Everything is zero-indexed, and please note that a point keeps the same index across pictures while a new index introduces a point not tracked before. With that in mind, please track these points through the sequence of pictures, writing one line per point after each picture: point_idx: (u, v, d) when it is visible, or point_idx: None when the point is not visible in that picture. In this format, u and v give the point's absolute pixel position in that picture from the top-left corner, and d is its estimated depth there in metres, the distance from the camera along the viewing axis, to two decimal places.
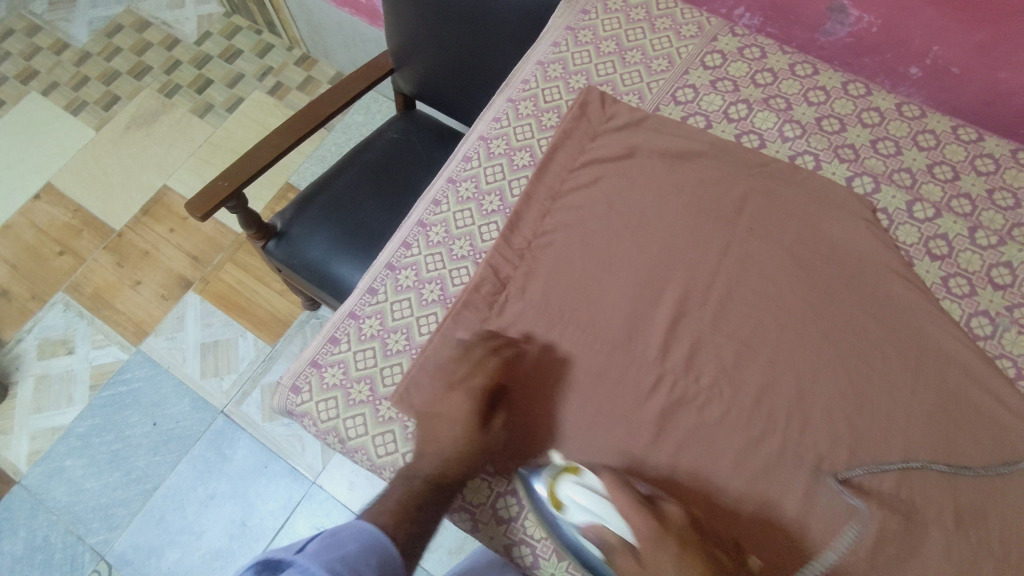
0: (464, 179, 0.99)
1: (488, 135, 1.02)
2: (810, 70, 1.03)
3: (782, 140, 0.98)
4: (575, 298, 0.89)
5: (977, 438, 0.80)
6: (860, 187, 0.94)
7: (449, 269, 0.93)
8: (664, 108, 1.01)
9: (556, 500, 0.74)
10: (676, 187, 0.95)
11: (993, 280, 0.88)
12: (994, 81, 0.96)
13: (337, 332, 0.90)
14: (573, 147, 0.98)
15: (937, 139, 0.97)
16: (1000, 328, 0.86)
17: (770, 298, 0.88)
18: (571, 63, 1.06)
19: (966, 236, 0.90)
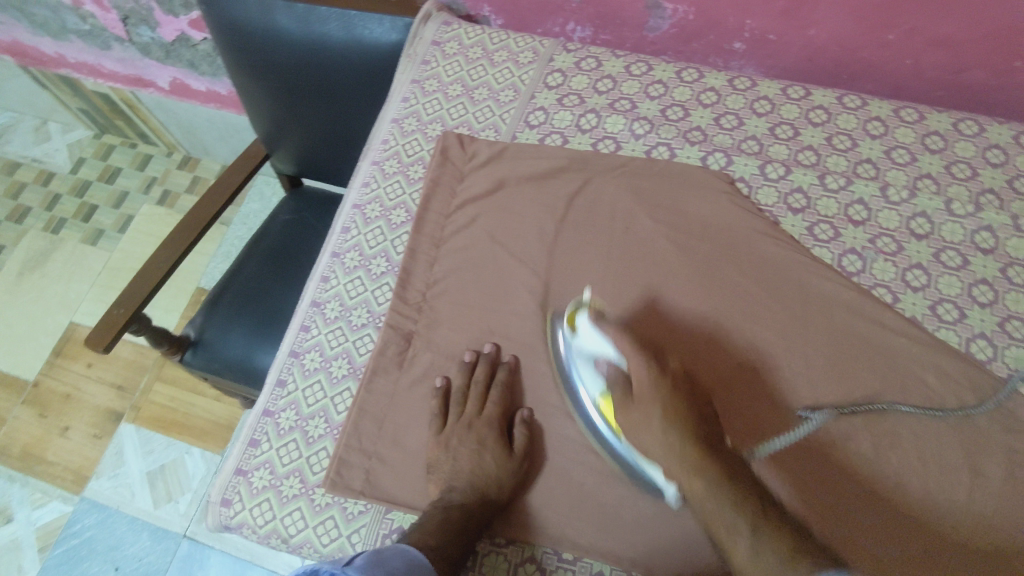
0: (347, 250, 1.00)
1: (361, 202, 1.04)
2: (645, 67, 1.08)
3: (637, 138, 1.03)
4: (478, 335, 0.91)
5: (876, 369, 0.85)
6: (715, 164, 1.00)
7: (352, 340, 0.93)
8: (520, 135, 1.05)
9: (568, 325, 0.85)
10: (548, 206, 0.98)
11: (851, 219, 0.94)
12: (806, 38, 1.03)
13: (255, 434, 0.89)
14: (444, 193, 1.01)
15: (772, 103, 1.03)
16: (868, 260, 0.92)
17: (660, 288, 0.91)
18: (424, 114, 1.09)
19: (817, 184, 0.97)
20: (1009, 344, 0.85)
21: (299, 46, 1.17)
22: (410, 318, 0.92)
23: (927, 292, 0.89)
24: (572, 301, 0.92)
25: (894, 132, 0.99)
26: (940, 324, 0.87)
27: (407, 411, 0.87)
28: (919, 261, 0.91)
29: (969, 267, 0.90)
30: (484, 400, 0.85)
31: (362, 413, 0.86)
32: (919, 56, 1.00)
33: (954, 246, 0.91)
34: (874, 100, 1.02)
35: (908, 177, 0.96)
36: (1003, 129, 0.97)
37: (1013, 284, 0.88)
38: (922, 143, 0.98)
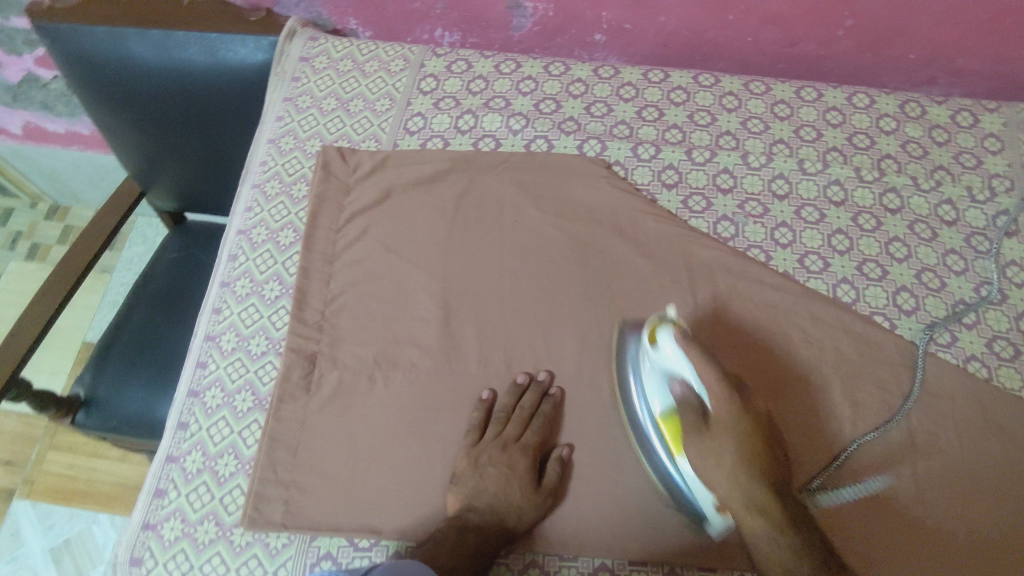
0: (236, 278, 0.97)
1: (245, 228, 1.01)
2: (514, 65, 1.12)
3: (516, 133, 1.06)
4: (381, 345, 0.89)
5: (770, 331, 0.89)
6: (592, 150, 1.04)
7: (254, 370, 0.90)
8: (402, 142, 1.06)
9: (650, 336, 0.79)
10: (439, 210, 0.99)
11: (721, 187, 1.01)
12: (657, 23, 1.10)
13: (160, 483, 0.84)
14: (332, 208, 0.99)
15: (636, 89, 1.09)
16: (741, 224, 0.98)
17: (554, 276, 0.94)
18: (300, 131, 1.08)
19: (686, 158, 1.03)
20: (867, 285, 0.93)
21: (157, 77, 1.14)
22: (312, 338, 0.90)
23: (794, 247, 0.96)
24: (473, 299, 0.92)
25: (747, 105, 1.07)
26: (807, 275, 0.94)
27: (322, 433, 0.84)
28: (784, 220, 0.98)
29: (825, 220, 0.98)
30: (526, 426, 0.83)
31: (274, 442, 0.83)
32: (758, 33, 1.09)
33: (811, 203, 0.99)
34: (726, 77, 1.10)
35: (764, 143, 1.04)
36: (836, 92, 1.08)
37: (865, 231, 0.97)
38: (772, 112, 1.07)
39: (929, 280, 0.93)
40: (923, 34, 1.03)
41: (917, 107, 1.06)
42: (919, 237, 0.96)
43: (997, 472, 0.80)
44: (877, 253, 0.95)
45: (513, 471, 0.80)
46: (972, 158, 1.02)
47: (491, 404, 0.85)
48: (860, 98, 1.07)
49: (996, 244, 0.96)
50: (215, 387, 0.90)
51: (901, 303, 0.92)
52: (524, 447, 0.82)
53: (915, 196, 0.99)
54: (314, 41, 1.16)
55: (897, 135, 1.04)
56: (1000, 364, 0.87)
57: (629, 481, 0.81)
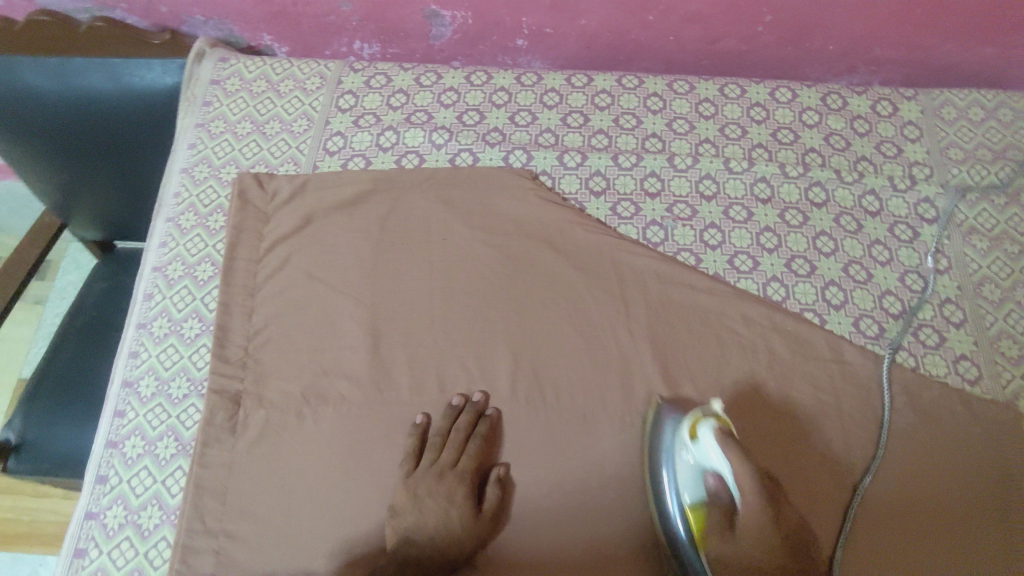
0: (153, 318, 0.78)
1: (160, 264, 0.82)
2: (434, 76, 0.93)
3: (418, 151, 0.87)
4: (256, 391, 0.71)
5: (709, 341, 0.74)
6: (513, 161, 0.86)
7: (177, 414, 0.73)
8: (322, 165, 0.88)
9: (689, 430, 0.62)
10: (343, 216, 0.81)
11: (646, 190, 0.84)
12: (576, 25, 0.94)
13: (92, 505, 0.69)
14: (241, 226, 0.80)
15: (560, 95, 0.91)
16: (669, 226, 0.82)
17: (478, 311, 0.75)
18: (214, 158, 0.88)
19: (613, 164, 0.86)
20: (796, 281, 0.78)
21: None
22: (234, 376, 0.71)
23: (722, 248, 0.80)
24: (386, 342, 0.73)
25: (670, 105, 0.90)
26: (736, 279, 0.79)
27: (249, 482, 0.67)
28: (712, 221, 0.82)
29: (752, 215, 0.82)
30: (463, 451, 0.67)
31: (200, 490, 0.66)
32: (679, 32, 0.93)
33: (738, 202, 0.83)
34: (650, 77, 0.92)
35: (690, 145, 0.87)
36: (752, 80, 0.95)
37: (796, 229, 0.81)
38: (697, 111, 0.90)
39: (854, 273, 0.79)
40: (851, 27, 0.89)
41: (837, 99, 0.90)
42: (832, 232, 0.81)
43: (958, 442, 0.69)
44: (803, 248, 0.80)
45: (452, 502, 0.64)
46: (892, 146, 0.87)
47: (425, 429, 0.69)
48: (781, 91, 0.90)
49: (918, 231, 0.81)
50: (134, 440, 0.72)
51: (829, 299, 0.77)
52: (463, 473, 0.66)
53: (839, 188, 0.83)
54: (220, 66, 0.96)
55: (820, 128, 0.88)
56: (925, 351, 0.74)
57: (598, 496, 0.67)
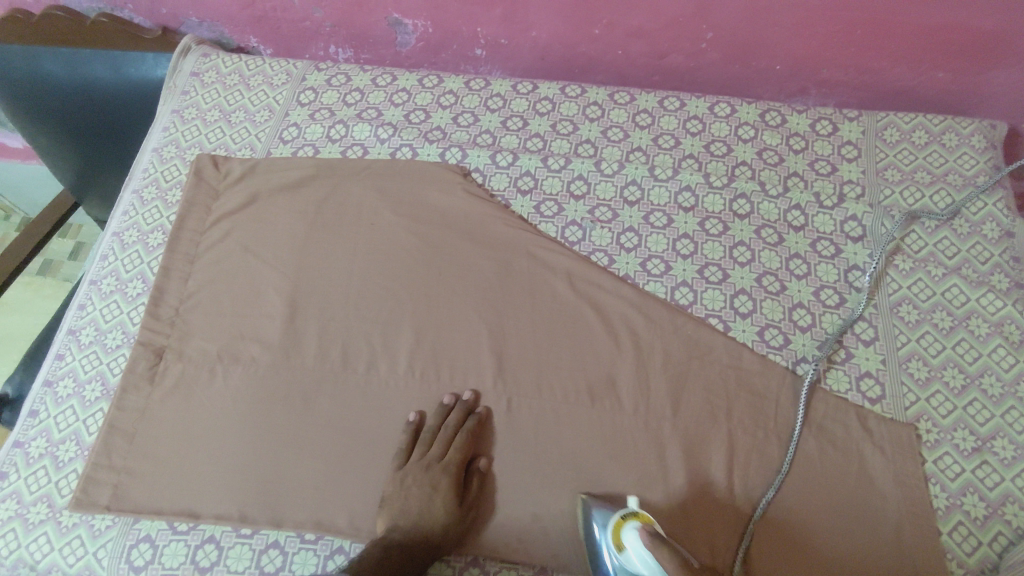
0: (104, 275, 0.82)
1: (118, 229, 0.85)
2: (532, 85, 0.91)
3: (502, 174, 0.85)
4: (249, 344, 0.76)
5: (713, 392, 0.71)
6: (578, 191, 0.83)
7: (106, 363, 0.77)
8: (370, 152, 0.87)
9: (614, 540, 0.59)
10: (389, 203, 0.83)
11: (705, 233, 0.79)
12: (699, 52, 0.89)
13: (33, 404, 0.76)
14: (294, 194, 0.84)
15: (652, 116, 0.87)
16: (727, 268, 0.77)
17: (489, 313, 0.77)
18: (286, 133, 0.90)
19: (701, 228, 0.79)
20: (828, 367, 0.71)
21: (112, 91, 1.04)
22: (161, 332, 0.77)
23: (753, 318, 0.74)
24: (396, 333, 0.76)
25: (762, 137, 0.85)
26: (764, 352, 0.73)
27: (162, 425, 0.72)
28: (802, 300, 0.75)
29: (814, 275, 0.76)
30: (451, 444, 0.69)
31: (111, 431, 0.72)
32: (833, 62, 0.86)
33: (775, 271, 0.77)
34: (792, 112, 0.86)
35: (779, 210, 0.80)
36: (905, 115, 0.85)
37: (862, 312, 0.74)
38: (798, 160, 0.83)
39: (914, 370, 0.71)
40: (1008, 92, 0.85)
41: (983, 140, 0.82)
42: (919, 306, 0.74)
43: (927, 540, 0.62)
44: (841, 331, 0.73)
45: (435, 490, 0.66)
46: (999, 227, 0.77)
47: (417, 427, 0.71)
48: (918, 134, 0.83)
49: (1001, 322, 0.72)
50: (58, 380, 0.77)
51: (864, 391, 0.70)
52: (448, 466, 0.67)
53: (920, 283, 0.75)
54: (362, 59, 1.03)
55: (920, 217, 0.78)
56: (965, 473, 0.66)
57: (505, 494, 0.68)
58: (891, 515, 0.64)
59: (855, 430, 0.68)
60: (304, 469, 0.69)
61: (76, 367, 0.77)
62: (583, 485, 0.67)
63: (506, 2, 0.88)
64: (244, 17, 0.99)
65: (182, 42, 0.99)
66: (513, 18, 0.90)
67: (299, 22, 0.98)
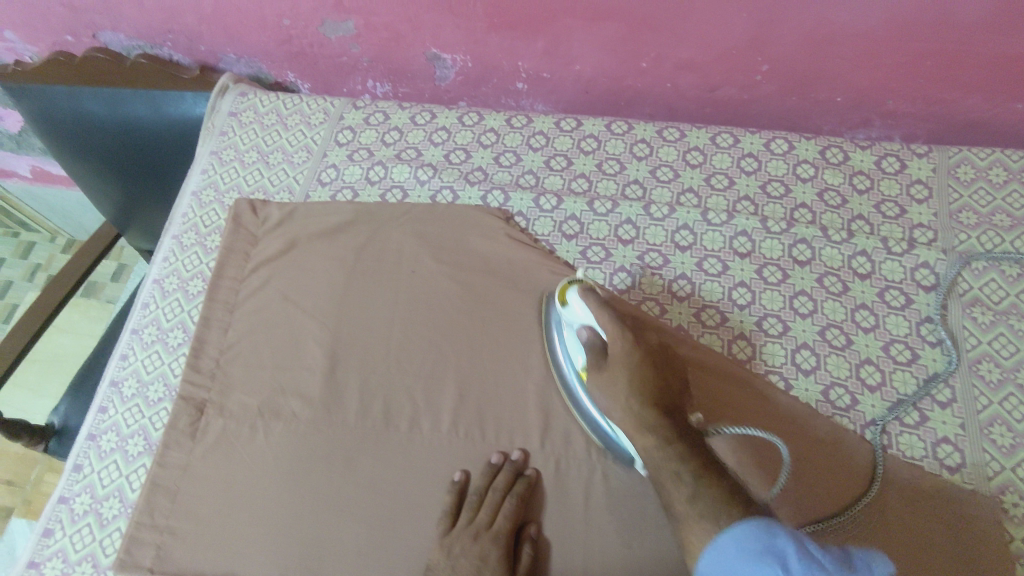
0: (146, 324, 0.81)
1: (158, 277, 0.84)
2: (575, 122, 0.88)
3: (547, 217, 0.81)
4: (289, 399, 0.74)
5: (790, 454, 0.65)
6: (627, 236, 0.79)
7: (148, 416, 0.75)
8: (409, 195, 0.85)
9: (559, 299, 0.69)
10: (430, 249, 0.81)
11: (763, 281, 0.75)
12: (753, 85, 0.84)
13: (77, 458, 0.74)
14: (334, 239, 0.82)
15: (704, 154, 0.83)
16: (788, 320, 0.72)
17: (534, 367, 0.73)
18: (324, 176, 0.88)
19: (758, 276, 0.75)
20: (901, 431, 0.66)
21: (151, 130, 1.04)
22: (201, 385, 0.75)
23: (817, 375, 0.70)
24: (439, 388, 0.73)
25: (823, 175, 0.80)
26: (830, 413, 0.68)
27: (203, 482, 0.70)
28: (869, 355, 0.70)
29: (882, 327, 0.71)
30: (500, 510, 0.66)
31: (153, 489, 0.70)
32: (900, 93, 0.81)
33: (839, 325, 0.72)
34: (855, 148, 0.81)
35: (843, 256, 0.75)
36: (979, 151, 0.79)
37: (936, 371, 0.68)
38: (862, 200, 0.78)
39: (997, 436, 0.65)
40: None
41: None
42: (1001, 363, 0.68)
43: None
44: (914, 392, 0.68)
45: (484, 563, 0.63)
46: None
47: (463, 486, 0.68)
48: (995, 171, 0.77)
49: None
50: (102, 433, 0.75)
51: (942, 458, 0.65)
52: (497, 535, 0.65)
53: (1001, 338, 0.69)
54: (399, 94, 1.01)
55: (996, 265, 0.73)
56: None
57: (557, 565, 0.65)
58: None
59: (942, 506, 0.62)
60: (348, 533, 0.67)
61: (119, 419, 0.76)
62: (642, 558, 0.64)
63: (550, 36, 0.84)
64: (281, 53, 0.98)
65: (220, 81, 0.98)
66: (556, 52, 0.87)
67: (337, 58, 0.96)
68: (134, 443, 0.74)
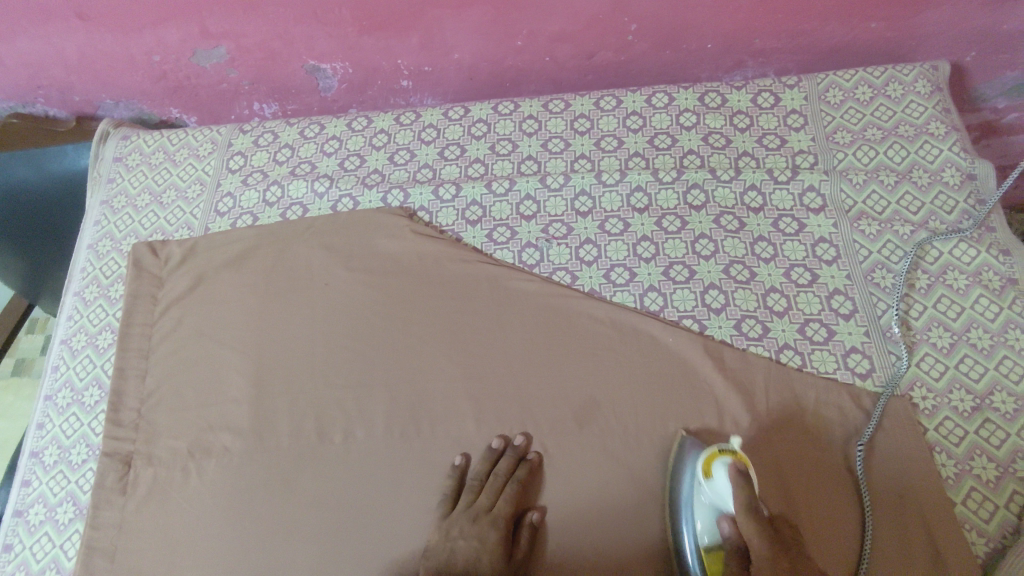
0: (58, 387, 0.79)
1: (65, 337, 0.82)
2: (463, 109, 0.88)
3: (448, 207, 0.82)
4: (218, 434, 0.72)
5: (708, 388, 0.68)
6: (529, 212, 0.80)
7: (75, 479, 0.73)
8: (310, 209, 0.84)
9: (703, 467, 0.59)
10: (338, 258, 0.80)
11: (664, 231, 0.77)
12: (627, 45, 0.86)
13: (5, 537, 0.71)
14: (241, 266, 0.81)
15: (591, 119, 0.85)
16: (693, 264, 0.75)
17: (457, 355, 0.74)
18: (222, 206, 0.87)
19: (658, 227, 0.77)
20: (812, 349, 0.69)
21: (37, 191, 1.01)
22: (125, 438, 0.73)
23: (728, 311, 0.72)
24: (368, 396, 0.73)
25: (705, 120, 0.82)
26: (745, 345, 0.70)
27: (141, 534, 0.69)
28: (774, 284, 0.72)
29: (781, 255, 0.74)
30: (501, 493, 0.65)
31: (90, 552, 0.68)
32: (764, 31, 0.84)
33: (741, 260, 0.74)
34: (731, 90, 0.84)
35: (735, 194, 0.77)
36: (845, 73, 0.83)
37: (834, 286, 0.72)
38: (744, 138, 0.81)
39: (898, 337, 0.68)
40: (946, 31, 0.83)
41: (927, 83, 0.80)
42: (893, 268, 0.72)
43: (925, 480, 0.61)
44: (819, 310, 0.71)
45: (483, 545, 0.62)
46: (959, 172, 0.76)
47: (418, 484, 0.68)
48: (861, 90, 0.81)
49: (978, 271, 0.71)
50: (28, 506, 0.72)
51: (853, 367, 0.68)
52: (497, 518, 0.64)
53: (888, 245, 0.73)
54: (288, 111, 1.00)
55: (874, 177, 0.76)
56: (968, 431, 0.64)
57: None
58: (892, 475, 0.62)
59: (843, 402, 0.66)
60: (297, 554, 0.66)
61: (44, 488, 0.73)
62: (588, 517, 0.65)
63: (421, 30, 0.85)
64: (159, 90, 0.96)
65: (99, 128, 0.95)
66: (431, 44, 0.87)
67: (217, 86, 0.95)
68: (65, 509, 0.72)
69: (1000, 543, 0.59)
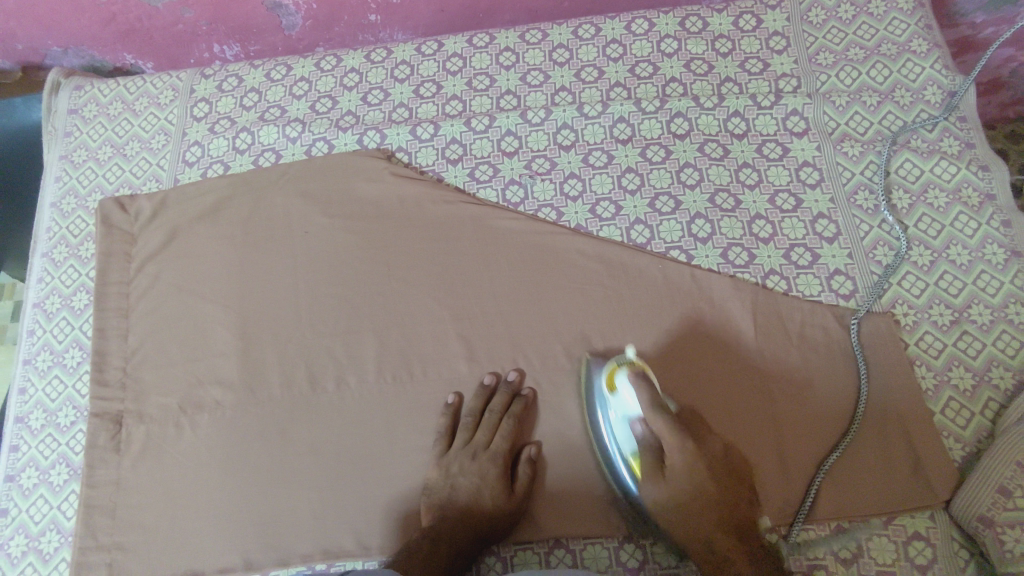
0: (36, 351, 0.77)
1: (38, 300, 0.79)
2: (437, 44, 0.85)
3: (428, 146, 0.80)
4: (208, 389, 0.71)
5: (698, 313, 0.69)
6: (510, 148, 0.79)
7: (65, 441, 0.72)
8: (283, 155, 0.82)
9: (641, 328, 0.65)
10: (317, 204, 0.78)
11: (649, 162, 0.76)
12: None
13: None
14: (216, 217, 0.78)
15: (570, 50, 0.83)
16: (678, 195, 0.74)
17: (445, 296, 0.73)
18: (190, 155, 0.83)
19: (643, 158, 0.76)
20: (797, 273, 0.70)
21: None
22: (113, 398, 0.72)
23: (714, 240, 0.72)
24: (359, 343, 0.72)
25: (686, 45, 0.81)
26: (732, 272, 0.70)
27: (139, 490, 0.68)
28: (759, 210, 0.73)
29: (766, 181, 0.74)
30: (497, 430, 0.67)
31: (90, 511, 0.68)
32: None
33: (726, 187, 0.74)
34: (712, 13, 0.82)
35: (718, 120, 0.77)
36: None
37: (818, 208, 0.72)
38: (726, 64, 0.80)
39: (880, 256, 0.70)
40: None
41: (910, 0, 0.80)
42: (875, 189, 0.72)
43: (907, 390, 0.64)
44: (804, 234, 0.71)
45: (484, 481, 0.64)
46: (940, 89, 0.75)
47: (414, 425, 0.68)
48: (843, 8, 0.81)
49: (957, 188, 0.71)
50: (19, 471, 0.71)
51: (836, 288, 0.69)
52: (496, 454, 0.65)
53: (869, 166, 0.73)
54: (251, 53, 0.95)
55: (856, 98, 0.76)
56: (949, 344, 0.66)
57: None
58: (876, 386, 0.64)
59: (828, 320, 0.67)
60: (299, 499, 0.66)
61: (32, 453, 0.72)
62: (584, 446, 0.66)
63: None
64: (110, 34, 0.90)
65: (49, 78, 0.89)
66: None
67: (172, 27, 0.89)
68: (58, 472, 0.71)
69: (975, 447, 0.62)
